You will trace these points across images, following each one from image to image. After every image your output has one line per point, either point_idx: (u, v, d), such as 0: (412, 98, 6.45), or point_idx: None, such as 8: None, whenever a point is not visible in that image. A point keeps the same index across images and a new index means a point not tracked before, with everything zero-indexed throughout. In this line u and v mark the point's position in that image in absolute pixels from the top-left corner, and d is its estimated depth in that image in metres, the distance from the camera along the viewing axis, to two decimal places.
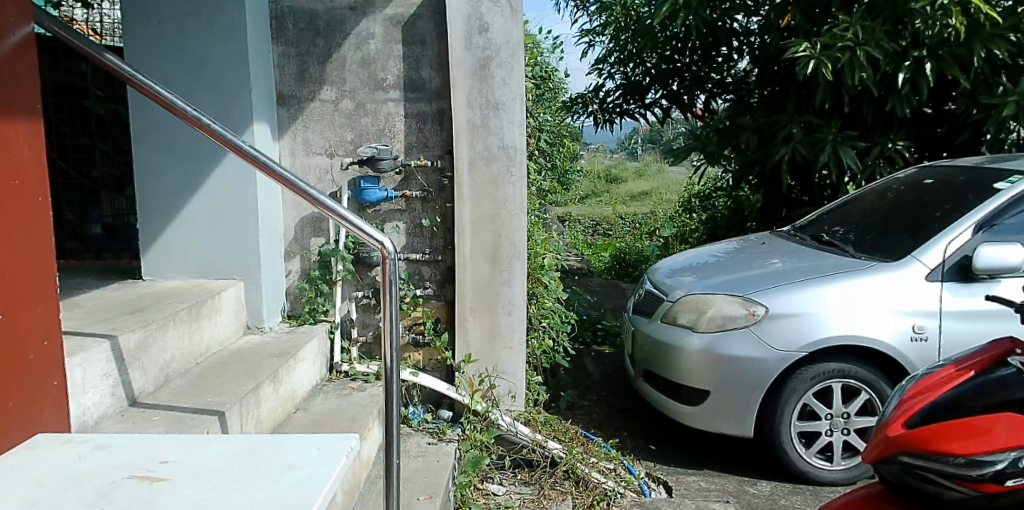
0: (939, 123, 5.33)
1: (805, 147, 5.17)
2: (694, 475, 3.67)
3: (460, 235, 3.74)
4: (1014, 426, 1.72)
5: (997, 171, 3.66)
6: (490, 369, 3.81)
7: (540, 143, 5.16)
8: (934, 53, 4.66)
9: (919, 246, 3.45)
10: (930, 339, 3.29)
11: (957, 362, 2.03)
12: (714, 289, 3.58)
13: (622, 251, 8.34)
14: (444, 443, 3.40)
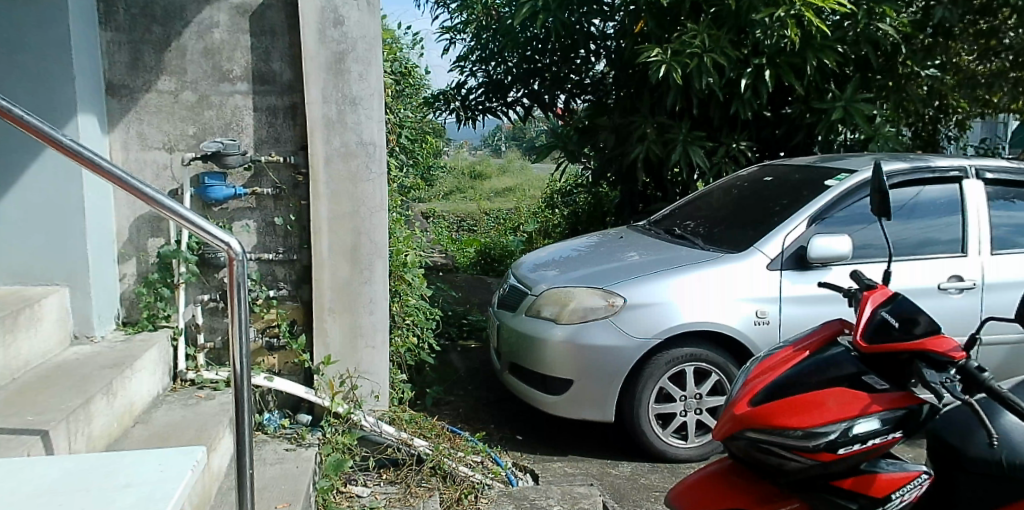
0: (776, 126, 5.84)
1: (657, 146, 5.50)
2: (559, 462, 3.77)
3: (317, 234, 3.58)
4: (843, 399, 1.87)
5: (827, 170, 4.06)
6: (350, 370, 3.66)
7: (400, 140, 5.15)
8: (773, 62, 5.10)
9: (760, 238, 3.76)
10: (770, 322, 3.60)
11: (794, 343, 2.12)
12: (575, 282, 3.70)
13: (486, 246, 8.42)
14: (303, 448, 3.25)
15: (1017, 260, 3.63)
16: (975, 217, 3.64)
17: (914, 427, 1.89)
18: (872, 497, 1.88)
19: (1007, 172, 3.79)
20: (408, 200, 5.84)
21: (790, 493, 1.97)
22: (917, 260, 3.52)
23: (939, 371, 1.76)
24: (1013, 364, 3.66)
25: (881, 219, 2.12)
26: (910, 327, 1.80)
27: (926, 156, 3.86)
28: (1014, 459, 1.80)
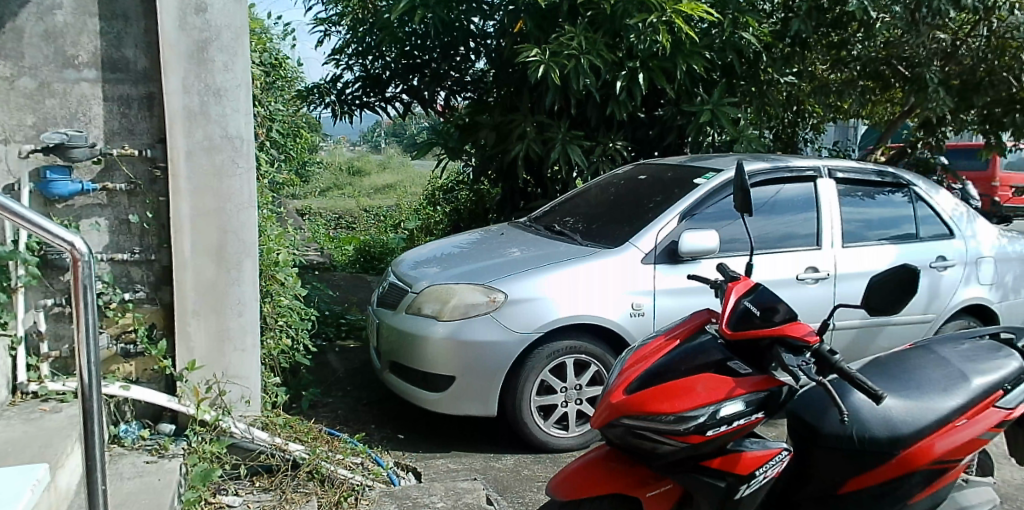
0: (650, 127, 6.13)
1: (537, 144, 5.63)
2: (442, 458, 3.75)
3: (177, 230, 3.33)
4: (711, 384, 1.99)
5: (696, 169, 4.31)
6: (218, 375, 3.45)
7: (271, 133, 4.96)
8: (645, 65, 5.36)
9: (635, 234, 3.93)
10: (645, 314, 3.76)
11: (667, 332, 2.22)
12: (456, 279, 3.69)
13: (366, 244, 8.22)
14: (166, 459, 3.02)
15: (864, 252, 3.99)
16: (827, 213, 3.99)
17: (774, 407, 2.04)
18: (739, 474, 1.99)
19: (855, 172, 4.19)
20: (281, 197, 5.59)
21: (663, 476, 2.05)
22: (777, 253, 3.80)
23: (795, 354, 1.91)
24: (856, 346, 3.99)
25: (743, 215, 2.28)
26: (769, 315, 1.94)
27: (786, 157, 4.20)
28: (862, 434, 2.02)
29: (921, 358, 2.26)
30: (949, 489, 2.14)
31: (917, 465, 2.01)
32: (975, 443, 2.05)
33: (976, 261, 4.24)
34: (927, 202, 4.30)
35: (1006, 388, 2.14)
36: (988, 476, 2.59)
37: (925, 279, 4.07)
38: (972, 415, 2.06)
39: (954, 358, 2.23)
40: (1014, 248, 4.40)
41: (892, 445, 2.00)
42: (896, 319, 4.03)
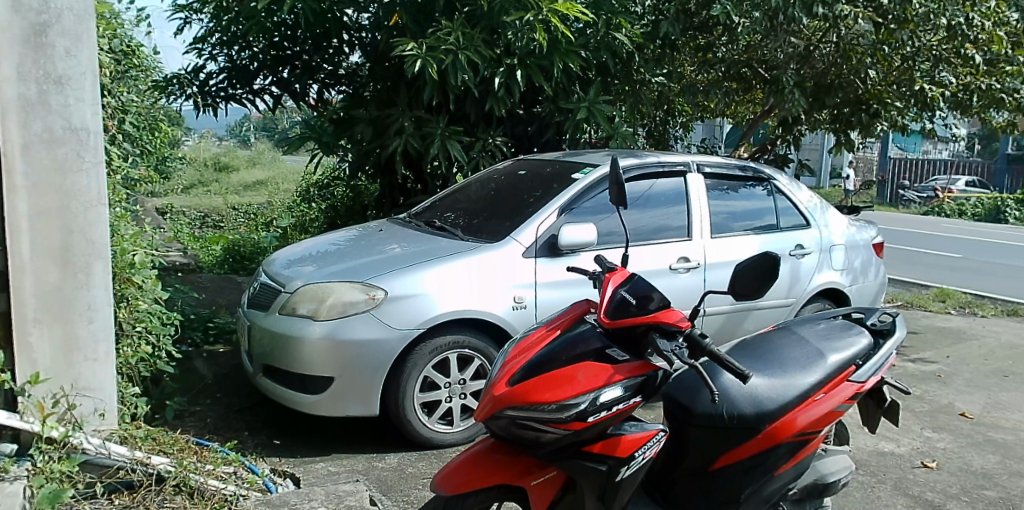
0: (528, 123, 6.23)
1: (415, 139, 5.55)
2: (322, 462, 3.63)
3: (12, 231, 2.92)
4: (591, 372, 2.05)
5: (573, 164, 4.45)
6: (66, 388, 3.07)
7: (123, 126, 4.59)
8: (523, 62, 5.44)
9: (515, 228, 3.98)
10: (527, 307, 3.83)
11: (547, 323, 2.25)
12: (333, 277, 3.57)
13: (235, 244, 7.79)
14: (7, 482, 2.69)
15: (732, 242, 4.28)
16: (696, 206, 4.24)
17: (650, 391, 2.14)
18: (618, 457, 2.08)
19: (721, 167, 4.48)
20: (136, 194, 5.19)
21: (546, 464, 2.09)
22: (652, 245, 3.98)
23: (669, 339, 2.02)
24: (726, 329, 4.25)
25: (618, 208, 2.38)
26: (644, 303, 2.04)
27: (658, 154, 4.42)
28: (732, 412, 2.16)
29: (783, 338, 2.46)
30: (810, 458, 2.32)
31: (781, 438, 2.18)
32: (832, 415, 2.25)
33: (829, 249, 4.64)
34: (786, 194, 4.66)
35: (857, 363, 2.36)
36: (843, 444, 2.85)
37: (786, 265, 4.41)
38: (829, 389, 2.25)
39: (812, 337, 2.44)
40: (861, 237, 4.89)
41: (758, 420, 2.16)
42: (761, 304, 4.34)
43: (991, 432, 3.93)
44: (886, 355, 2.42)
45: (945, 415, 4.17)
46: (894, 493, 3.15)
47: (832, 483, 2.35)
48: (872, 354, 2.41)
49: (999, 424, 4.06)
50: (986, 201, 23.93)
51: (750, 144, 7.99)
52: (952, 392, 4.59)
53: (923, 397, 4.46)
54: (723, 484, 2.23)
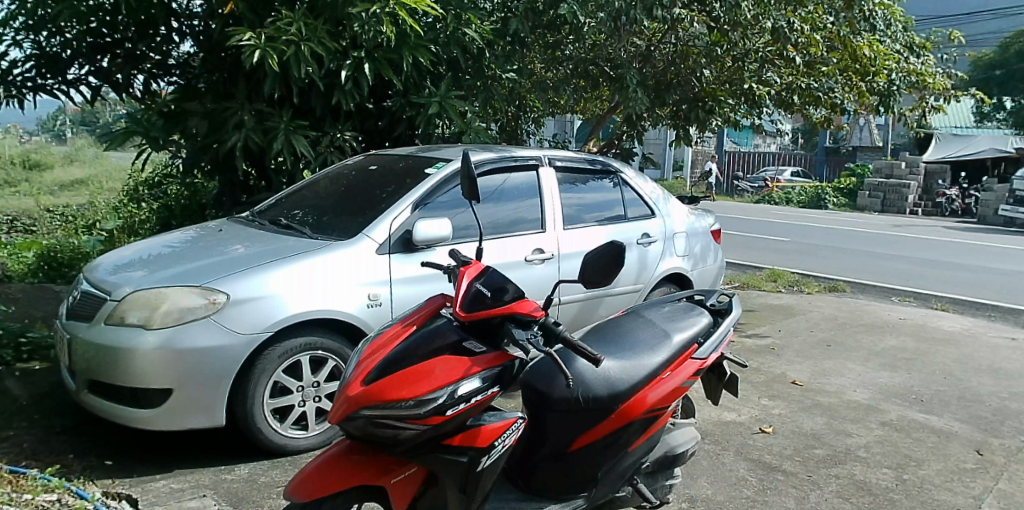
0: (378, 117, 6.16)
1: (256, 134, 5.28)
2: (162, 480, 3.25)
3: None
4: (448, 366, 2.05)
5: (426, 160, 4.35)
6: None
7: None
8: (370, 56, 5.34)
9: (368, 225, 3.78)
10: (383, 304, 3.65)
11: (403, 319, 2.21)
12: (167, 282, 3.21)
13: (50, 249, 6.99)
14: None
15: (584, 233, 4.44)
16: (549, 199, 4.37)
17: (508, 380, 2.17)
18: (479, 447, 2.10)
19: (571, 161, 4.67)
20: None
21: (406, 461, 2.07)
22: (505, 237, 4.05)
23: (524, 329, 2.05)
24: (580, 317, 4.40)
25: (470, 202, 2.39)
26: (499, 295, 2.06)
27: (511, 149, 4.52)
28: (587, 395, 2.27)
29: (632, 322, 2.60)
30: (660, 433, 2.48)
31: (633, 416, 2.31)
32: (678, 391, 2.40)
33: (672, 237, 4.94)
34: (632, 186, 4.92)
35: (699, 341, 2.54)
36: (689, 417, 3.06)
37: (634, 253, 4.65)
38: (675, 367, 2.41)
39: (658, 320, 2.60)
40: (700, 224, 5.27)
41: (611, 400, 2.28)
42: (614, 291, 4.55)
43: (819, 396, 4.38)
44: (723, 332, 2.63)
45: (780, 384, 4.59)
46: (738, 459, 3.43)
47: (681, 453, 2.53)
48: (712, 331, 2.62)
49: (825, 389, 4.53)
50: (808, 190, 26.65)
51: (598, 139, 8.32)
52: (784, 363, 5.06)
53: (760, 369, 4.88)
54: (581, 465, 2.32)
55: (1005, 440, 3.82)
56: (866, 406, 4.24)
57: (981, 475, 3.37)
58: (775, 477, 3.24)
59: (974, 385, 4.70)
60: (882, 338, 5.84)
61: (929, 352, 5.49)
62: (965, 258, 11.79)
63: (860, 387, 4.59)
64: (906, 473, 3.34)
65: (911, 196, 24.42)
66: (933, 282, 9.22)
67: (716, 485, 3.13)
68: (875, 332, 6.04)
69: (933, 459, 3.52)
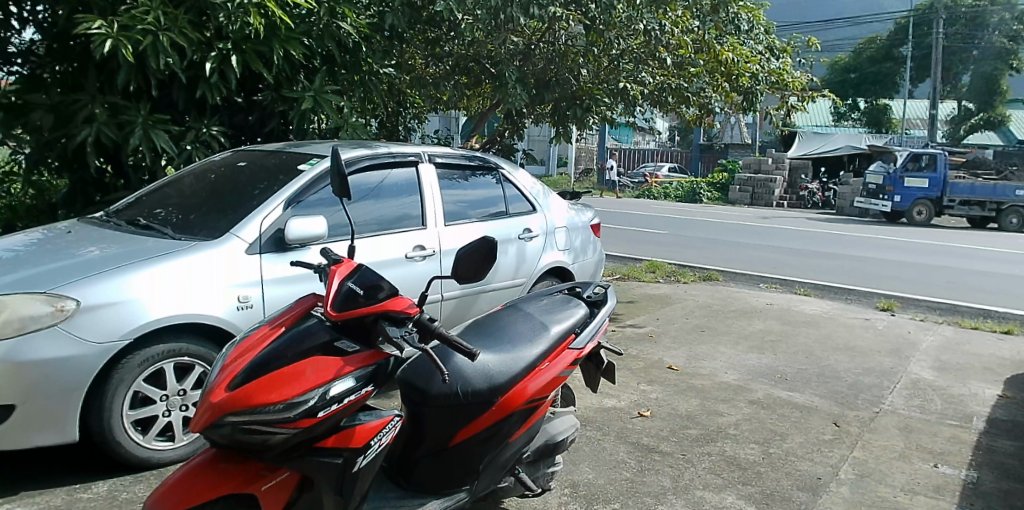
0: (248, 112, 5.92)
1: (109, 128, 4.93)
2: (7, 503, 2.99)
3: None
4: (320, 367, 2.00)
5: (301, 156, 4.16)
6: None
7: None
8: (238, 47, 5.10)
9: (236, 224, 3.56)
10: (254, 306, 3.45)
11: (273, 321, 2.14)
12: (7, 289, 2.91)
13: None
14: None
15: (467, 227, 4.48)
16: (429, 195, 4.36)
17: (383, 378, 2.15)
18: (354, 447, 2.09)
19: (451, 158, 4.65)
20: None
21: (277, 466, 2.01)
22: (391, 233, 4.05)
23: (399, 325, 2.09)
24: (458, 312, 4.42)
25: (342, 199, 2.35)
26: (373, 293, 2.03)
27: (388, 144, 4.46)
28: (465, 389, 2.30)
29: (511, 316, 2.65)
30: (540, 423, 2.54)
31: (513, 407, 2.35)
32: (557, 380, 2.47)
33: (552, 232, 5.05)
34: (512, 182, 5.00)
35: (576, 331, 2.63)
36: (569, 405, 3.17)
37: (513, 247, 4.74)
38: (553, 357, 2.48)
39: (536, 313, 2.67)
40: (580, 219, 5.42)
41: (491, 393, 2.31)
42: (493, 286, 4.59)
43: (692, 379, 4.63)
44: (600, 321, 2.73)
45: (658, 369, 4.82)
46: (617, 443, 3.59)
47: (561, 440, 2.60)
48: (589, 322, 2.71)
49: (698, 372, 4.80)
50: (685, 184, 28.04)
51: (481, 135, 8.38)
52: (661, 349, 5.33)
53: (640, 356, 5.11)
54: (461, 459, 2.35)
55: (858, 411, 4.19)
56: (735, 387, 4.53)
57: (837, 445, 3.69)
58: (652, 457, 3.42)
59: (831, 363, 5.14)
60: (751, 323, 6.25)
61: (792, 334, 5.94)
62: (825, 246, 12.82)
63: (731, 369, 4.89)
64: (772, 446, 3.61)
65: (778, 189, 26.31)
66: (795, 269, 9.97)
67: (597, 469, 3.28)
68: (744, 317, 6.46)
69: (796, 432, 3.82)
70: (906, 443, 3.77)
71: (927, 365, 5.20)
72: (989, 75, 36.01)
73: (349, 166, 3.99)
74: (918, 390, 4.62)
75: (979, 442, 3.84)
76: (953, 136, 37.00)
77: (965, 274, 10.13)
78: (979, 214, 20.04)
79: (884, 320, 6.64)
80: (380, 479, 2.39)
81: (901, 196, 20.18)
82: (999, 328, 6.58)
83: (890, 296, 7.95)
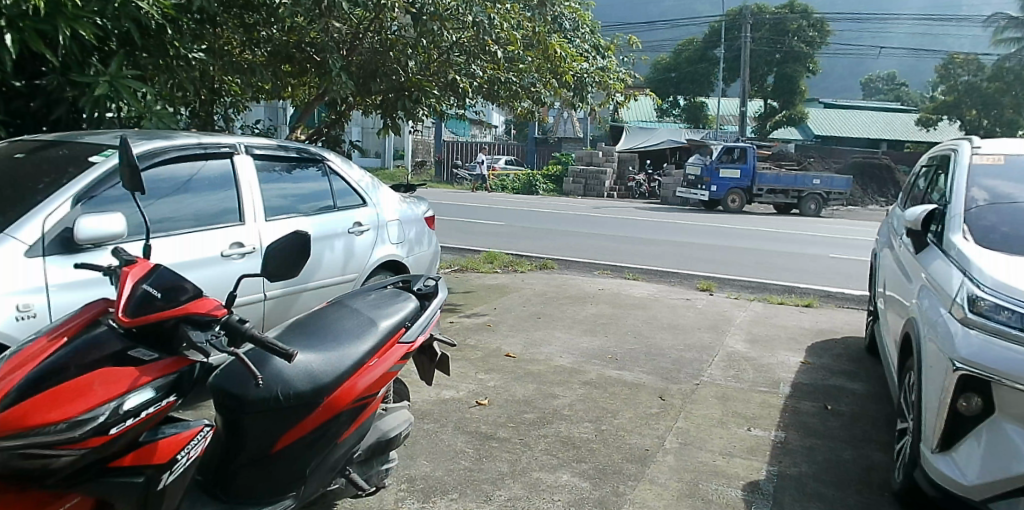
0: (30, 98, 5.28)
1: None
2: None
3: None
4: (110, 379, 1.82)
5: (94, 146, 3.77)
6: None
7: None
8: (14, 25, 4.54)
9: (13, 223, 3.13)
10: (38, 315, 3.06)
11: (51, 330, 1.92)
12: None
13: None
14: None
15: (292, 221, 4.33)
16: (246, 189, 4.14)
17: (186, 387, 2.01)
18: (157, 464, 1.96)
19: (268, 149, 4.43)
20: None
21: (64, 491, 1.83)
22: (211, 229, 3.83)
23: (204, 329, 1.97)
24: (271, 314, 4.18)
25: (135, 193, 2.18)
26: (174, 295, 1.94)
27: (197, 134, 4.14)
28: (287, 392, 2.20)
29: (337, 313, 2.58)
30: (370, 421, 2.52)
31: (341, 407, 2.30)
32: (386, 376, 2.46)
33: (384, 225, 5.00)
34: (340, 175, 4.90)
35: (406, 325, 2.62)
36: (402, 400, 3.40)
37: (340, 241, 4.63)
38: (382, 353, 2.45)
39: (364, 308, 2.62)
40: (413, 212, 5.39)
41: (316, 394, 2.23)
42: (311, 285, 4.41)
43: (529, 365, 4.79)
44: (430, 314, 2.75)
45: (496, 357, 4.94)
46: (455, 433, 3.64)
47: (394, 436, 2.62)
48: (419, 315, 2.71)
49: (535, 357, 4.98)
50: (522, 177, 28.80)
51: (306, 126, 7.98)
52: (499, 337, 5.46)
53: (478, 346, 5.20)
54: (285, 465, 2.28)
55: (680, 384, 4.55)
56: (570, 369, 4.74)
57: (663, 417, 3.98)
58: (489, 444, 3.51)
59: (656, 341, 5.54)
60: (584, 308, 6.58)
61: (622, 316, 6.32)
62: (652, 233, 13.75)
63: (566, 353, 5.12)
64: (603, 423, 3.83)
65: (608, 181, 27.88)
66: (625, 256, 10.60)
67: (434, 461, 3.31)
68: (578, 302, 6.77)
69: (624, 408, 4.08)
70: (723, 410, 4.15)
71: (741, 338, 5.75)
72: (790, 77, 40.36)
73: (151, 158, 3.63)
74: (733, 362, 5.10)
75: (784, 405, 4.31)
76: (762, 131, 41.13)
77: (769, 255, 11.34)
78: (783, 201, 22.50)
79: (703, 299, 7.26)
80: (195, 494, 2.27)
81: (717, 185, 22.09)
82: (801, 302, 7.42)
83: (708, 277, 8.70)
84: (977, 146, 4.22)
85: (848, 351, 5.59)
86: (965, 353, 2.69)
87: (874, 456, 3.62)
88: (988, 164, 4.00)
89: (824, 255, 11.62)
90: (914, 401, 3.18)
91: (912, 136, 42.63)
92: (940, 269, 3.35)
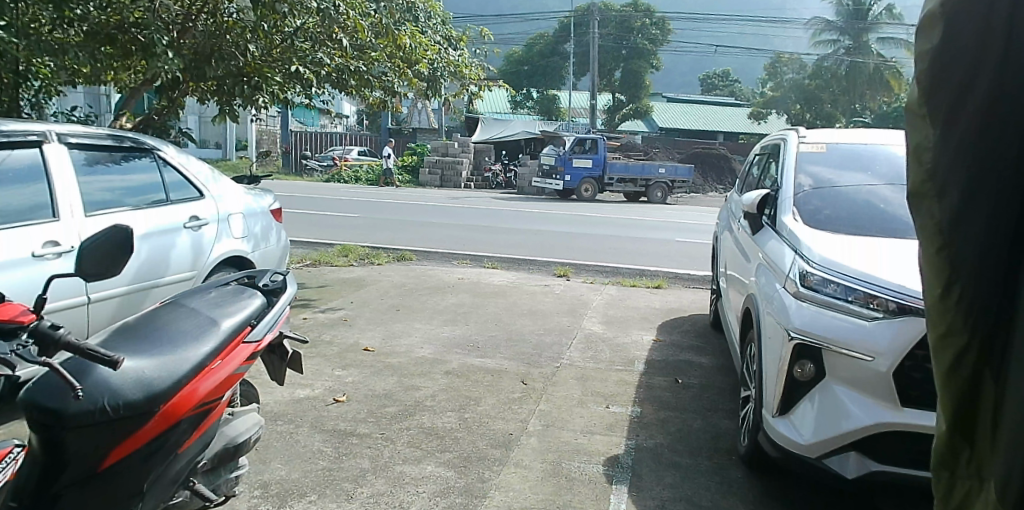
0: None
1: None
2: None
3: None
4: None
5: None
6: None
7: None
8: None
9: None
10: None
11: None
12: None
13: None
14: None
15: (120, 216, 4.01)
16: (61, 182, 3.74)
17: None
18: None
19: (88, 137, 4.02)
20: None
21: None
22: (19, 226, 3.44)
23: (7, 338, 1.83)
24: (116, 314, 3.97)
25: None
26: None
27: None
28: (115, 403, 2.01)
29: (171, 314, 2.40)
30: (215, 426, 2.38)
31: (180, 415, 2.16)
32: (231, 378, 2.34)
33: (226, 220, 4.72)
34: (174, 166, 4.57)
35: (251, 323, 2.50)
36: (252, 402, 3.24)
37: (177, 238, 4.33)
38: (224, 355, 2.32)
39: (202, 308, 2.46)
40: (259, 204, 5.13)
41: (150, 404, 2.07)
42: (166, 278, 4.24)
43: (388, 358, 4.74)
44: (277, 312, 2.64)
45: (354, 352, 4.83)
46: (312, 433, 3.53)
47: (243, 441, 2.49)
48: (266, 312, 2.60)
49: (394, 350, 4.92)
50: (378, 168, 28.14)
51: (132, 113, 7.29)
52: (357, 332, 5.34)
53: (335, 341, 5.06)
54: (116, 482, 2.10)
55: (541, 368, 4.70)
56: (432, 360, 4.74)
57: (526, 400, 4.09)
58: (349, 441, 3.43)
59: (517, 327, 5.67)
60: (444, 298, 6.60)
61: (482, 305, 6.40)
62: (510, 222, 14.02)
63: (426, 344, 5.11)
64: (467, 411, 3.87)
65: (464, 171, 28.02)
66: (482, 245, 10.74)
67: (290, 464, 3.19)
68: (437, 293, 6.77)
69: (487, 395, 4.14)
70: (582, 390, 4.33)
71: (596, 320, 6.03)
72: (636, 71, 42.66)
73: None
74: (590, 343, 5.33)
75: (639, 381, 4.57)
76: (611, 123, 43.07)
77: (617, 240, 11.98)
78: (632, 190, 23.79)
79: (560, 285, 7.52)
80: None
81: (571, 175, 22.95)
82: (650, 284, 7.90)
83: (564, 263, 9.02)
84: (802, 136, 4.70)
85: (693, 327, 6.02)
86: (799, 322, 3.00)
87: (719, 424, 3.93)
88: (812, 152, 4.47)
89: (669, 238, 12.43)
90: (755, 370, 3.48)
91: (744, 128, 46.50)
92: (774, 248, 3.69)
